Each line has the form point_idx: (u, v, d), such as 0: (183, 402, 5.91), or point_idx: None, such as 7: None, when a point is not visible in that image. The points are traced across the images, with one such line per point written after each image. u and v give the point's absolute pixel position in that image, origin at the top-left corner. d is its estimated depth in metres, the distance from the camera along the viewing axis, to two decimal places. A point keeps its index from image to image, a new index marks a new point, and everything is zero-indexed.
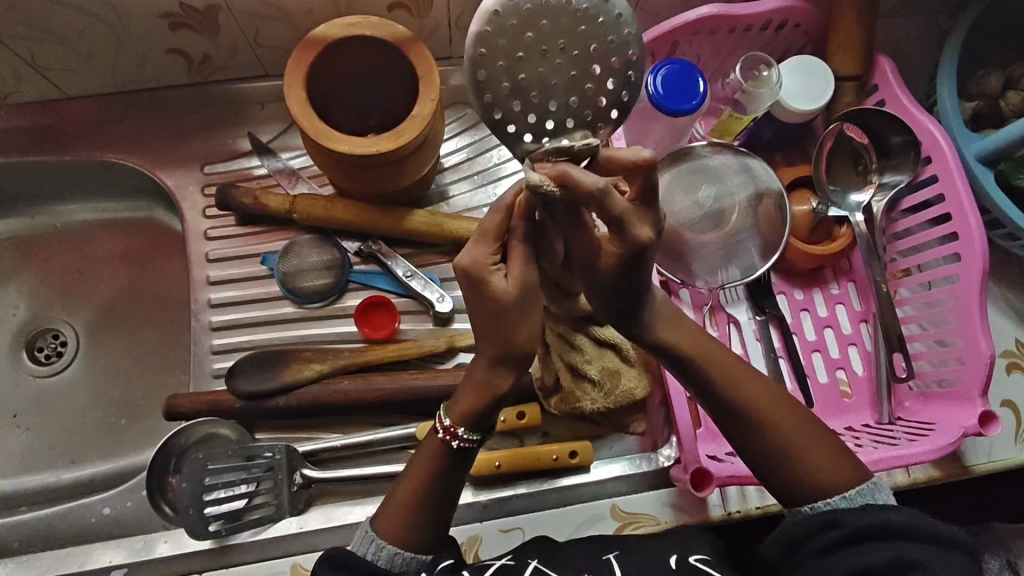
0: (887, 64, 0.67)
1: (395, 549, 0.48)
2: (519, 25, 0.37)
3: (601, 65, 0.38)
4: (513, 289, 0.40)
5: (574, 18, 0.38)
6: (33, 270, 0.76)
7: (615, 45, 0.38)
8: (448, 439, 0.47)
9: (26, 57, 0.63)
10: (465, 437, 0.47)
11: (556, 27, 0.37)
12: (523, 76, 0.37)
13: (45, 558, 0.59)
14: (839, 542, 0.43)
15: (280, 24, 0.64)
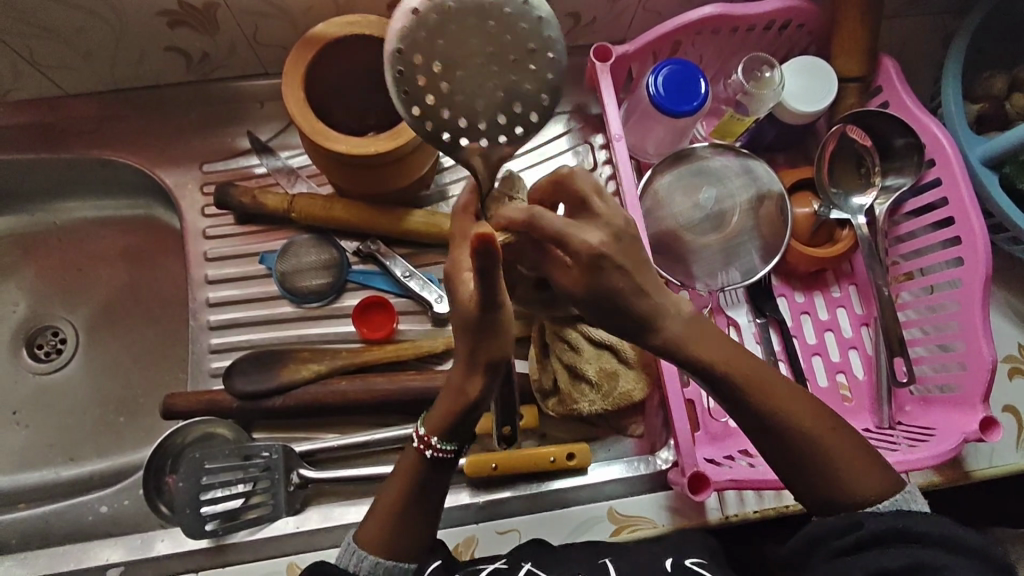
0: (891, 64, 0.67)
1: (377, 559, 0.48)
2: (438, 33, 0.41)
3: (518, 55, 0.42)
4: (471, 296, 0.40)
5: (481, 18, 0.41)
6: (33, 266, 0.76)
7: (534, 42, 0.42)
8: (424, 450, 0.47)
9: (25, 54, 0.63)
10: (438, 445, 0.47)
11: (466, 30, 0.41)
12: (449, 84, 0.42)
13: (42, 555, 0.59)
14: (845, 547, 0.43)
15: (279, 22, 0.64)
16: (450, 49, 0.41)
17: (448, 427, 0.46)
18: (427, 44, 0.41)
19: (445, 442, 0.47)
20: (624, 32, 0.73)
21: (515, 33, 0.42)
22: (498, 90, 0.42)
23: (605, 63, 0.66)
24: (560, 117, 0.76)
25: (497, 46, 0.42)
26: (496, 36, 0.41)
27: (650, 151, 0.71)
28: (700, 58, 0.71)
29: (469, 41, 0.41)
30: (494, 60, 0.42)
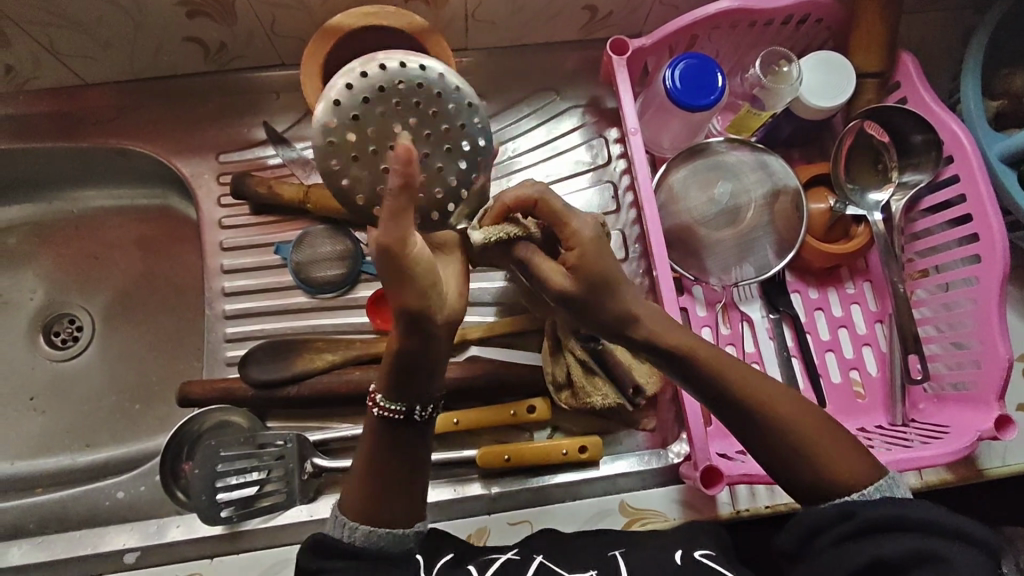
0: (910, 61, 0.66)
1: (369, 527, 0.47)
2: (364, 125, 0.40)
3: (445, 121, 0.42)
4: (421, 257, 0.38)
5: (395, 99, 0.41)
6: (50, 254, 0.76)
7: (449, 103, 0.42)
8: (373, 409, 0.47)
9: (45, 43, 0.63)
10: (385, 404, 0.46)
11: (384, 115, 0.40)
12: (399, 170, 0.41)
13: (58, 539, 0.60)
14: (846, 536, 0.43)
15: (297, 14, 0.64)
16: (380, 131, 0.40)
17: (393, 385, 0.45)
18: (341, 147, 0.40)
19: (390, 401, 0.46)
20: (641, 26, 0.73)
21: (417, 88, 0.41)
22: (428, 152, 0.42)
23: (622, 56, 0.66)
24: (573, 111, 0.76)
25: (404, 111, 0.41)
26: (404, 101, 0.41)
27: (665, 146, 0.71)
28: (717, 52, 0.71)
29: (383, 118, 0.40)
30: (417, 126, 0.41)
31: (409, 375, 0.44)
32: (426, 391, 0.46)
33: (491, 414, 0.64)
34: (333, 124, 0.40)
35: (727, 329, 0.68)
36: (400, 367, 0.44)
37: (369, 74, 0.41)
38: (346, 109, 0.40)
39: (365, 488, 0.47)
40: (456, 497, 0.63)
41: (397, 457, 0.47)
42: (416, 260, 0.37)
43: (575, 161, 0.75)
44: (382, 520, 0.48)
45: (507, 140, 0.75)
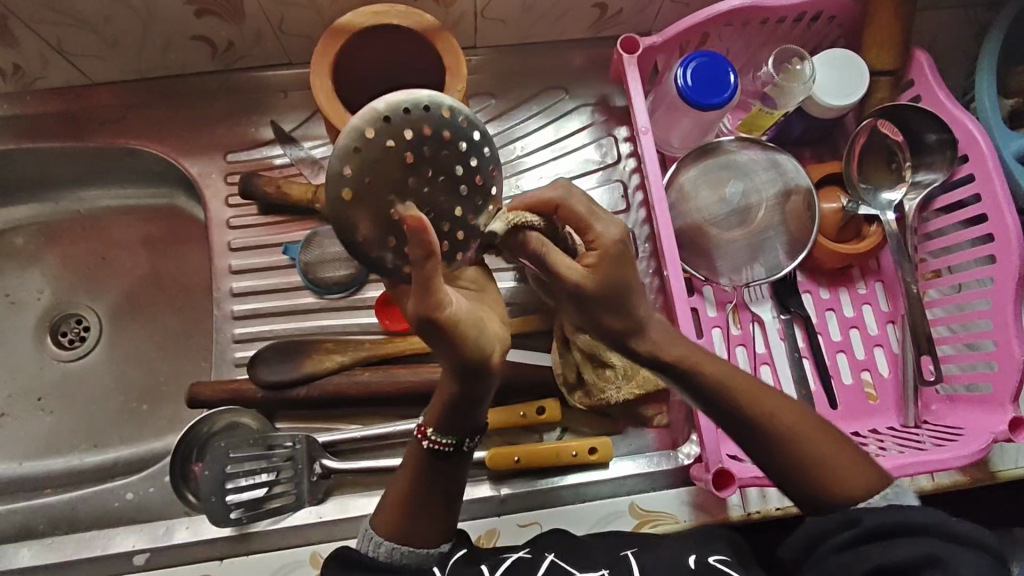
0: (924, 58, 0.65)
1: (394, 544, 0.48)
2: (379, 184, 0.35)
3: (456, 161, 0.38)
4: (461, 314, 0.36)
5: (401, 149, 0.36)
6: (58, 254, 0.76)
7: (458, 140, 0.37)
8: (421, 441, 0.47)
9: (53, 43, 0.63)
10: (434, 438, 0.46)
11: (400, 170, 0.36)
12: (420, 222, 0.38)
13: (67, 541, 0.60)
14: (847, 542, 0.42)
15: (305, 12, 0.63)
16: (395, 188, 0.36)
17: (442, 421, 0.45)
18: (356, 198, 0.35)
19: (441, 436, 0.46)
20: (651, 23, 0.72)
21: (429, 131, 0.36)
22: (444, 195, 0.38)
23: (632, 54, 0.65)
24: (582, 109, 0.75)
25: (423, 160, 0.36)
26: (425, 146, 0.36)
27: (675, 145, 0.70)
28: (728, 51, 0.70)
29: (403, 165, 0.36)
30: (435, 172, 0.37)
31: (457, 413, 0.44)
32: (473, 425, 0.46)
33: (501, 416, 0.64)
34: (349, 174, 0.35)
35: (737, 329, 0.67)
36: (451, 407, 0.44)
37: (389, 118, 0.36)
38: (363, 156, 0.35)
39: (400, 511, 0.48)
40: (466, 497, 0.63)
41: (435, 485, 0.48)
42: (463, 321, 0.36)
43: (584, 160, 0.74)
44: (408, 537, 0.48)
45: (516, 138, 0.74)
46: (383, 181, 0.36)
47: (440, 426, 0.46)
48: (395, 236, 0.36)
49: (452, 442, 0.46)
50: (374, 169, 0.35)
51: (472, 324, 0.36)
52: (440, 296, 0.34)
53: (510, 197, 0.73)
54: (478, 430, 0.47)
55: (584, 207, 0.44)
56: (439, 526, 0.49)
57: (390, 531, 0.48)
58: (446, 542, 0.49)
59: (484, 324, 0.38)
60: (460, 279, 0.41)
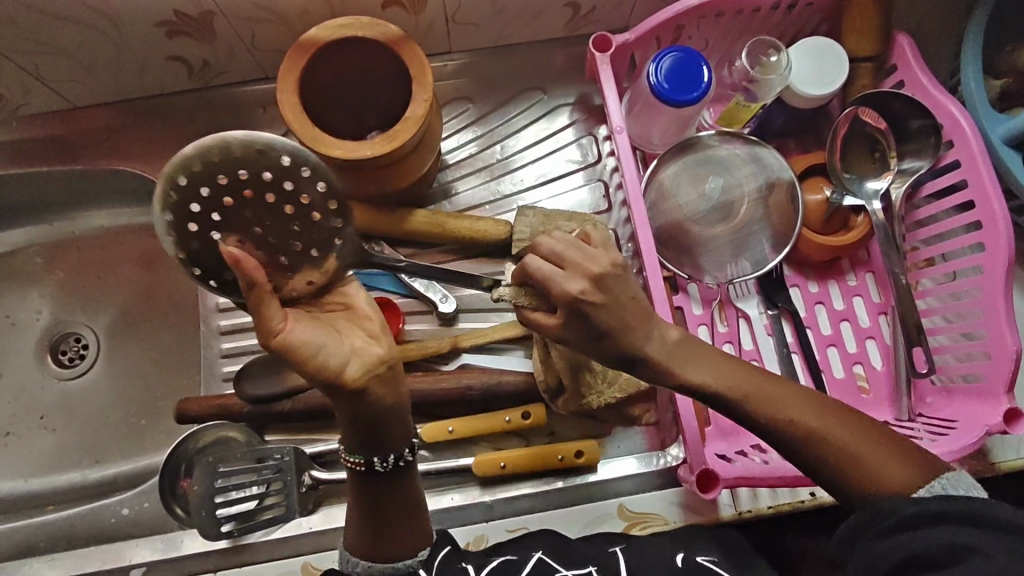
0: (907, 41, 0.64)
1: (371, 561, 0.49)
2: (213, 206, 0.39)
3: (286, 188, 0.40)
4: (303, 339, 0.40)
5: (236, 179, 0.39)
6: (52, 276, 0.78)
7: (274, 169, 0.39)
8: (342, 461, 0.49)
9: (32, 71, 0.64)
10: (351, 458, 0.48)
11: (239, 203, 0.40)
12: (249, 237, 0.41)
13: (69, 557, 0.61)
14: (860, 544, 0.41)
15: (275, 27, 0.64)
16: (223, 212, 0.40)
17: (354, 438, 0.47)
18: (195, 214, 0.39)
19: (352, 453, 0.48)
20: (627, 19, 0.71)
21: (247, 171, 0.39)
22: (274, 219, 0.41)
23: (605, 52, 0.65)
24: (562, 109, 0.75)
25: (246, 185, 0.39)
26: (269, 181, 0.40)
27: (654, 142, 0.69)
28: (706, 41, 0.69)
29: (228, 203, 0.39)
30: (267, 208, 0.40)
31: (376, 431, 0.47)
32: (381, 438, 0.48)
33: (486, 422, 0.64)
34: (183, 187, 0.38)
35: (724, 326, 0.66)
36: (357, 425, 0.46)
37: (235, 157, 0.38)
38: (197, 182, 0.38)
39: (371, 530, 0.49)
40: (455, 504, 0.63)
41: (386, 507, 0.49)
42: (302, 342, 0.40)
43: (565, 160, 0.74)
44: (383, 555, 0.49)
45: (496, 141, 0.74)
46: (208, 209, 0.39)
47: (352, 444, 0.48)
48: (212, 257, 0.41)
49: (360, 460, 0.48)
50: (194, 200, 0.39)
51: (311, 346, 0.40)
52: (273, 322, 0.39)
53: (491, 201, 0.73)
54: (401, 445, 0.49)
55: (544, 266, 0.41)
56: (416, 532, 0.50)
57: (360, 547, 0.50)
58: (425, 549, 0.50)
59: (334, 343, 0.42)
60: (327, 301, 0.45)
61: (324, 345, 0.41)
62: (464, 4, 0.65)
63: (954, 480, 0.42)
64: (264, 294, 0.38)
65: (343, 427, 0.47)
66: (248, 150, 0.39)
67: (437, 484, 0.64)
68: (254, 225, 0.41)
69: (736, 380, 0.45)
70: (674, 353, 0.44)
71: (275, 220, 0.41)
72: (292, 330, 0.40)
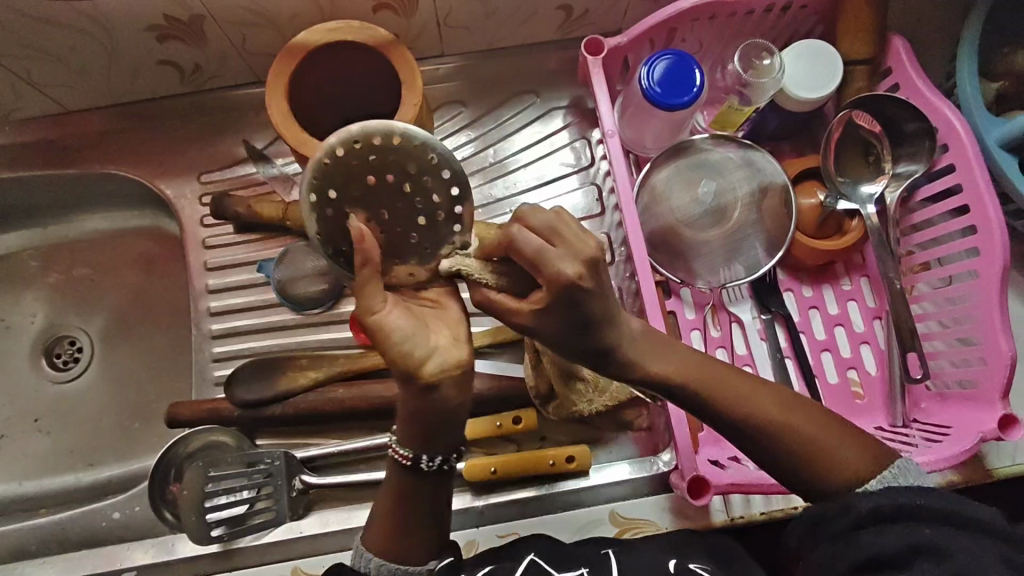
0: (901, 44, 0.63)
1: (383, 561, 0.49)
2: (354, 182, 0.39)
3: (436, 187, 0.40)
4: (398, 324, 0.38)
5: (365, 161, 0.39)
6: (46, 279, 0.78)
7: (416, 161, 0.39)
8: (391, 454, 0.47)
9: (24, 75, 0.64)
10: (403, 452, 0.46)
11: (381, 184, 0.39)
12: (373, 219, 0.40)
13: (60, 561, 0.61)
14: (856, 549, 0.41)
15: (266, 31, 0.64)
16: (370, 191, 0.39)
17: (411, 437, 0.45)
18: (367, 187, 0.39)
19: (403, 447, 0.46)
20: (620, 22, 0.71)
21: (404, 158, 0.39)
22: (394, 207, 0.40)
23: (597, 56, 0.64)
24: (556, 112, 0.74)
25: (374, 170, 0.39)
26: (374, 168, 0.39)
27: (648, 146, 0.69)
28: (700, 44, 0.68)
29: (368, 182, 0.39)
30: (390, 193, 0.39)
31: (442, 430, 0.44)
32: (449, 442, 0.46)
33: (476, 428, 0.64)
34: (341, 157, 0.39)
35: (717, 331, 0.66)
36: (427, 427, 0.44)
37: (377, 138, 0.39)
38: (344, 159, 0.39)
39: (386, 532, 0.49)
40: None
41: (423, 505, 0.48)
42: (394, 327, 0.38)
43: (559, 163, 0.73)
44: (395, 554, 0.49)
45: (488, 144, 0.74)
46: (348, 184, 0.39)
47: (404, 439, 0.45)
48: (335, 229, 0.40)
49: (410, 455, 0.46)
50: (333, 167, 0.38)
51: (400, 333, 0.38)
52: (372, 302, 0.38)
53: (483, 205, 0.72)
54: (447, 449, 0.46)
55: (531, 245, 0.38)
56: (432, 541, 0.50)
57: (384, 549, 0.49)
58: (434, 559, 0.50)
59: (424, 335, 0.40)
60: (424, 296, 0.42)
61: (417, 335, 0.39)
62: (455, 7, 0.65)
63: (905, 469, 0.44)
64: (375, 271, 0.38)
65: (400, 420, 0.45)
66: (372, 139, 0.39)
67: None
68: (385, 211, 0.40)
69: (724, 383, 0.44)
70: (660, 360, 0.43)
71: (394, 205, 0.40)
72: (388, 313, 0.38)
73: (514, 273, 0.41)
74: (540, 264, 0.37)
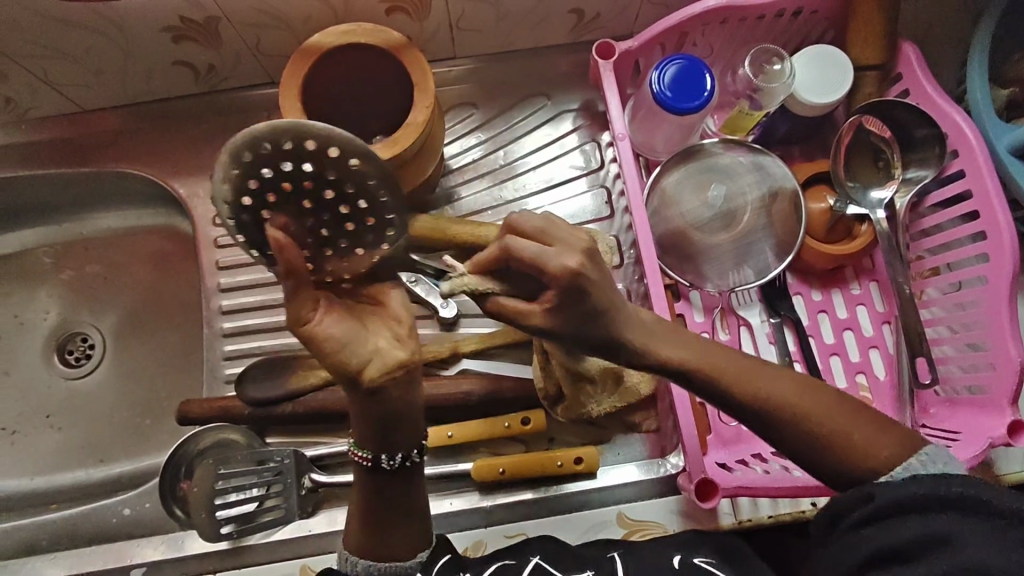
0: (911, 49, 0.63)
1: (371, 561, 0.48)
2: (271, 187, 0.36)
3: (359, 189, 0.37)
4: (332, 333, 0.36)
5: (280, 165, 0.35)
6: (59, 277, 0.78)
7: (335, 171, 0.36)
8: (352, 456, 0.47)
9: (40, 75, 0.65)
10: (362, 453, 0.46)
11: (299, 191, 0.36)
12: (301, 225, 0.38)
13: (74, 555, 0.62)
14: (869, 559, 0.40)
15: (280, 32, 0.64)
16: (285, 196, 0.36)
17: (364, 436, 0.45)
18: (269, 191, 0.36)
19: (361, 447, 0.46)
20: (632, 26, 0.71)
21: (325, 162, 0.36)
22: (318, 212, 0.38)
23: (608, 60, 0.65)
24: (566, 115, 0.75)
25: (294, 176, 0.36)
26: (293, 176, 0.36)
27: (658, 149, 0.69)
28: (711, 48, 0.69)
29: (286, 188, 0.36)
30: (320, 200, 0.37)
31: (388, 428, 0.44)
32: (399, 437, 0.45)
33: (485, 428, 0.64)
34: (248, 159, 0.35)
35: (726, 335, 0.66)
36: (378, 424, 0.44)
37: (291, 143, 0.35)
38: (253, 166, 0.35)
39: (371, 532, 0.48)
40: (453, 509, 0.63)
41: (390, 502, 0.48)
42: (328, 335, 0.36)
43: (569, 166, 0.74)
44: (383, 554, 0.49)
45: (499, 147, 0.74)
46: (264, 190, 0.36)
47: (361, 440, 0.46)
48: (257, 233, 0.38)
49: (370, 455, 0.46)
50: (254, 176, 0.35)
51: (336, 342, 0.36)
52: (304, 309, 0.36)
53: (493, 207, 0.73)
54: (409, 443, 0.46)
55: (532, 248, 0.39)
56: (415, 534, 0.49)
57: (361, 548, 0.49)
58: (424, 551, 0.50)
59: (362, 340, 0.37)
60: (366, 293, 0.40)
61: (352, 341, 0.37)
62: (468, 10, 0.65)
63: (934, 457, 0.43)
64: (302, 280, 0.35)
65: (356, 422, 0.45)
66: (300, 143, 0.35)
67: (437, 489, 0.65)
68: (308, 218, 0.38)
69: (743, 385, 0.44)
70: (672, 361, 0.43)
71: (318, 210, 0.37)
72: (320, 322, 0.36)
73: (518, 281, 0.41)
74: (546, 263, 0.38)
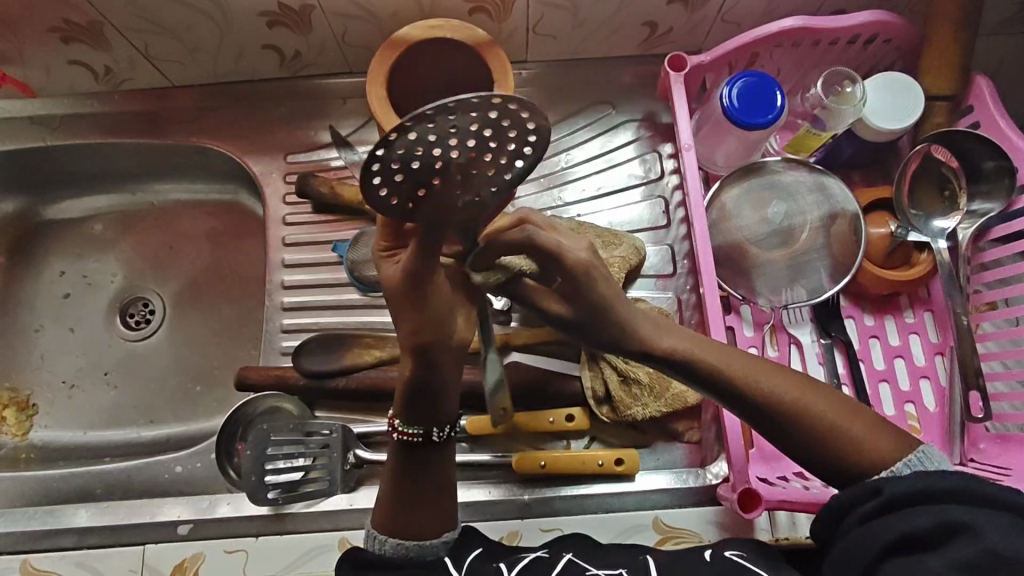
0: (986, 84, 0.64)
1: (397, 539, 0.49)
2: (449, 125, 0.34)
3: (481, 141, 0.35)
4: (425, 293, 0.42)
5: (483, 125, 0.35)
6: (130, 242, 0.82)
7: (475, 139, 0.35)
8: (392, 434, 0.49)
9: (141, 47, 0.69)
10: (403, 429, 0.48)
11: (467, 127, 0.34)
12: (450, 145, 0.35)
13: (122, 506, 0.64)
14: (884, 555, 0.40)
15: (367, 24, 0.68)
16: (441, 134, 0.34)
17: (407, 409, 0.47)
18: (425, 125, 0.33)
19: (408, 426, 0.48)
20: (702, 43, 0.73)
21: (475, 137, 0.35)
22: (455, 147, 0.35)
23: (679, 72, 0.66)
24: (629, 125, 0.76)
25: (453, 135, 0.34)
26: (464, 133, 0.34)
27: (719, 163, 0.70)
28: (779, 70, 0.70)
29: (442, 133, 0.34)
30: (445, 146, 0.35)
31: (421, 402, 0.47)
32: (440, 413, 0.48)
33: (530, 419, 0.65)
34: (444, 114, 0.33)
35: (775, 351, 0.66)
36: (414, 395, 0.46)
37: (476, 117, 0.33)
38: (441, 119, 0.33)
39: (389, 508, 0.50)
40: (490, 498, 0.64)
41: (419, 480, 0.50)
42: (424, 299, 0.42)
43: (627, 174, 0.75)
44: (410, 531, 0.50)
45: (561, 151, 0.76)
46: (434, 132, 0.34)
47: (408, 416, 0.48)
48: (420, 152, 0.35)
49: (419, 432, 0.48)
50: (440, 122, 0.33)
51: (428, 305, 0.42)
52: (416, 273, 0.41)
53: (551, 209, 0.74)
54: (451, 416, 0.49)
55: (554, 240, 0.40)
56: (440, 516, 0.50)
57: (391, 526, 0.50)
58: (449, 531, 0.51)
59: (445, 320, 0.43)
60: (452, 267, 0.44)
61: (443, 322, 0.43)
62: (548, 15, 0.68)
63: (928, 456, 0.43)
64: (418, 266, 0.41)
65: (398, 398, 0.48)
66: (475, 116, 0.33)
67: (473, 476, 0.65)
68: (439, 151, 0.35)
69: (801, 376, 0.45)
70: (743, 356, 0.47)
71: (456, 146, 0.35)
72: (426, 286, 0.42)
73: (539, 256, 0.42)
74: (565, 254, 0.40)
